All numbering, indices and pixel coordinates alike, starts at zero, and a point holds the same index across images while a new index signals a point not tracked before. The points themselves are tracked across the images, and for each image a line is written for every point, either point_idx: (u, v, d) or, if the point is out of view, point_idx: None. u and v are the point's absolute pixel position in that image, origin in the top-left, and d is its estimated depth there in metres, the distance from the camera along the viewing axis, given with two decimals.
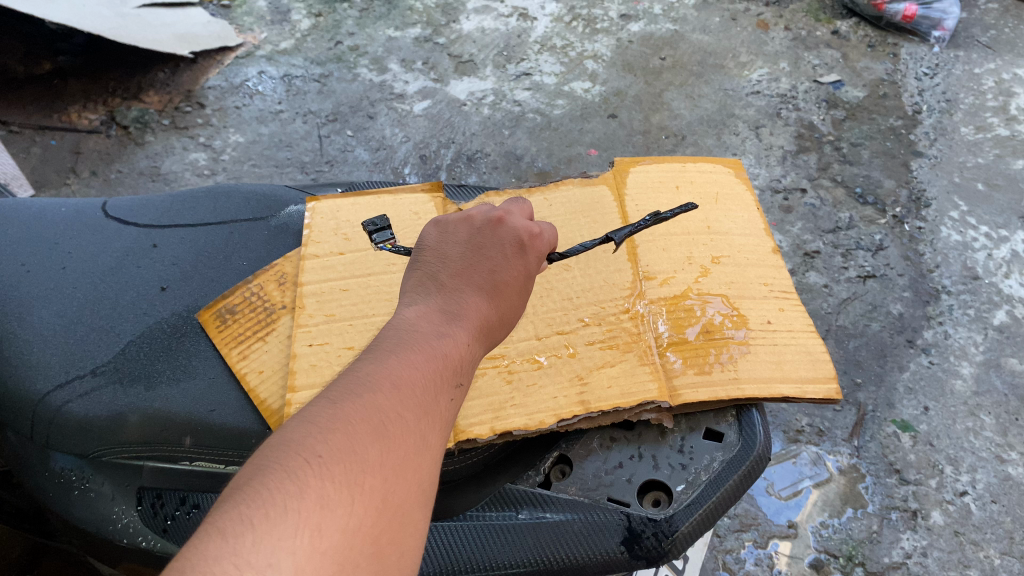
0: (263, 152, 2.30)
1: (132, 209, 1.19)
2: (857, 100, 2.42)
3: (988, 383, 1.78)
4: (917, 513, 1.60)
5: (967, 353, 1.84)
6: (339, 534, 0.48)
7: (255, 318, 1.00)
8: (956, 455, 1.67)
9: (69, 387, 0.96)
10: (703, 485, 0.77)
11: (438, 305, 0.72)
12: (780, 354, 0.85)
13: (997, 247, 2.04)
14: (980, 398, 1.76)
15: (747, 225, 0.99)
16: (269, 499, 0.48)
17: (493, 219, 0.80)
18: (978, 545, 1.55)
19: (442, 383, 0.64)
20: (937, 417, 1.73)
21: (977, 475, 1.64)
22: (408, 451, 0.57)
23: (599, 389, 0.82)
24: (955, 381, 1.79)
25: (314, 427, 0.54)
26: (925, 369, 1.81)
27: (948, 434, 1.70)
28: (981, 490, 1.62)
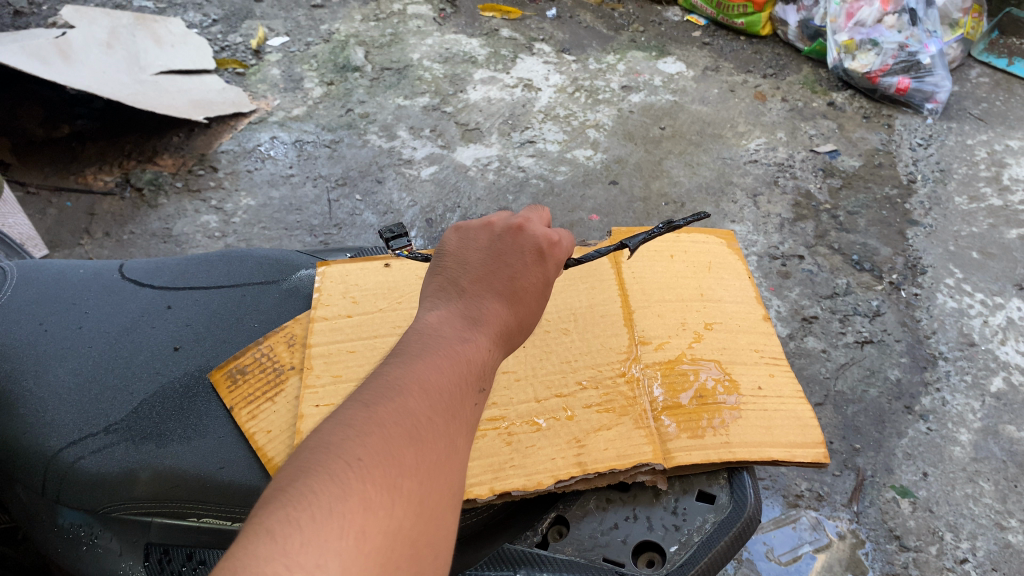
0: (273, 215, 2.36)
1: (148, 272, 1.24)
2: (853, 169, 2.49)
3: (986, 450, 1.80)
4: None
5: (964, 420, 1.86)
6: (381, 536, 0.51)
7: (265, 379, 1.03)
8: (956, 522, 1.68)
9: (82, 444, 0.99)
10: (696, 546, 0.79)
11: (460, 310, 0.78)
12: (771, 419, 0.87)
13: (993, 314, 2.07)
14: (979, 464, 1.78)
15: (739, 293, 1.03)
16: (314, 500, 0.51)
17: (513, 227, 0.87)
18: None
19: (467, 389, 0.68)
20: (936, 484, 1.75)
21: (977, 543, 1.65)
22: (439, 453, 0.61)
23: (596, 451, 0.85)
24: (954, 448, 1.81)
25: (352, 431, 0.58)
26: (923, 436, 1.84)
27: (948, 500, 1.72)
28: (982, 558, 1.63)
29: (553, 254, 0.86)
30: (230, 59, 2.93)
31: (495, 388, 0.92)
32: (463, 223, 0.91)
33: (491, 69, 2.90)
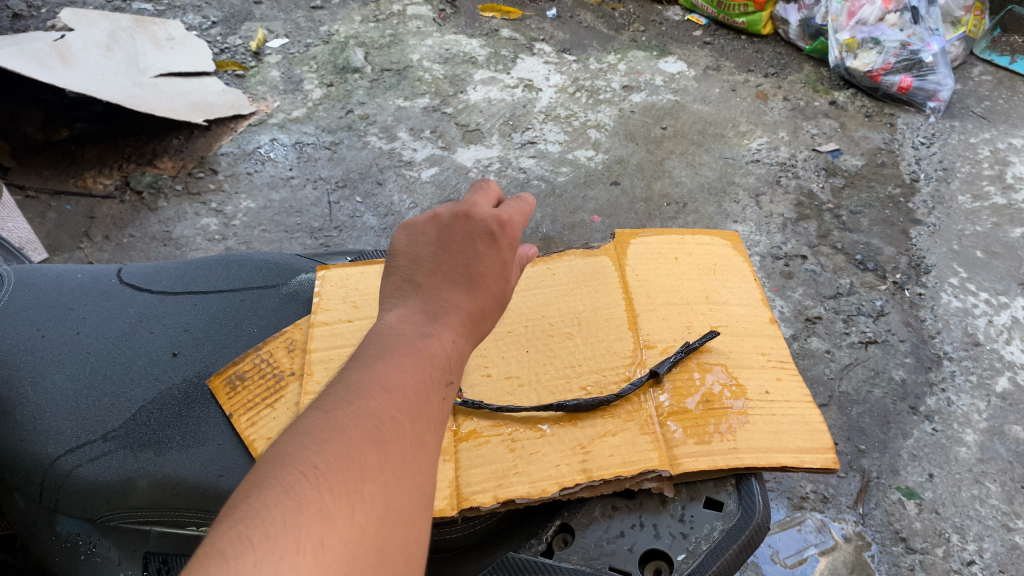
0: (273, 218, 2.35)
1: (147, 276, 1.22)
2: (856, 168, 2.48)
3: (992, 450, 1.79)
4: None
5: (970, 420, 1.85)
6: (340, 546, 0.50)
7: (263, 384, 1.00)
8: (962, 523, 1.66)
9: (80, 451, 0.98)
10: (704, 554, 0.78)
11: (419, 306, 0.75)
12: (778, 424, 0.86)
13: (997, 314, 2.06)
14: (985, 465, 1.76)
15: (745, 296, 1.01)
16: (268, 516, 0.50)
17: (459, 215, 0.83)
18: None
19: (433, 384, 0.67)
20: (942, 485, 1.73)
21: (984, 544, 1.63)
22: (404, 452, 0.60)
23: (601, 458, 0.84)
24: (960, 449, 1.80)
25: (309, 439, 0.57)
26: (929, 437, 1.82)
27: (954, 502, 1.70)
28: (989, 559, 1.61)
29: (506, 232, 0.82)
30: (229, 61, 2.91)
31: (498, 394, 0.91)
32: (410, 220, 0.87)
33: (492, 70, 2.88)
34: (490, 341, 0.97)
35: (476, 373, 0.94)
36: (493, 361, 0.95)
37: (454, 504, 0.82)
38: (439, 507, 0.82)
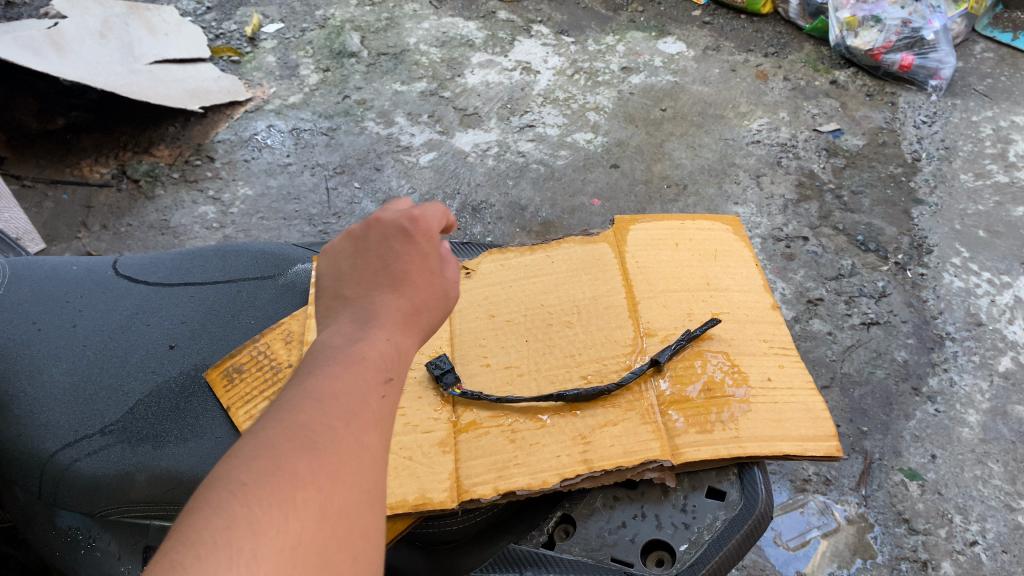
0: (271, 205, 2.33)
1: (143, 268, 1.21)
2: (857, 148, 2.46)
3: (995, 431, 1.78)
4: (928, 563, 1.59)
5: (973, 400, 1.84)
6: (270, 558, 0.49)
7: (261, 376, 0.98)
8: (965, 504, 1.66)
9: (79, 446, 0.97)
10: (706, 544, 0.78)
11: (349, 315, 0.73)
12: (781, 412, 0.85)
13: (1000, 293, 2.05)
14: (988, 445, 1.76)
15: (747, 282, 0.99)
16: (195, 540, 0.49)
17: (370, 222, 0.81)
18: None
19: (370, 382, 0.65)
20: (945, 466, 1.73)
21: (987, 525, 1.63)
22: (341, 454, 0.58)
23: (602, 448, 0.83)
24: (962, 429, 1.79)
25: (238, 460, 0.56)
26: (931, 417, 1.82)
27: (956, 483, 1.70)
28: (992, 539, 1.61)
29: (420, 225, 0.80)
30: (225, 47, 2.89)
31: (498, 384, 0.91)
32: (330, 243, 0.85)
33: (489, 52, 2.86)
34: (488, 331, 0.96)
35: (475, 363, 0.93)
36: (492, 351, 0.94)
37: (454, 496, 0.82)
38: (440, 499, 0.82)
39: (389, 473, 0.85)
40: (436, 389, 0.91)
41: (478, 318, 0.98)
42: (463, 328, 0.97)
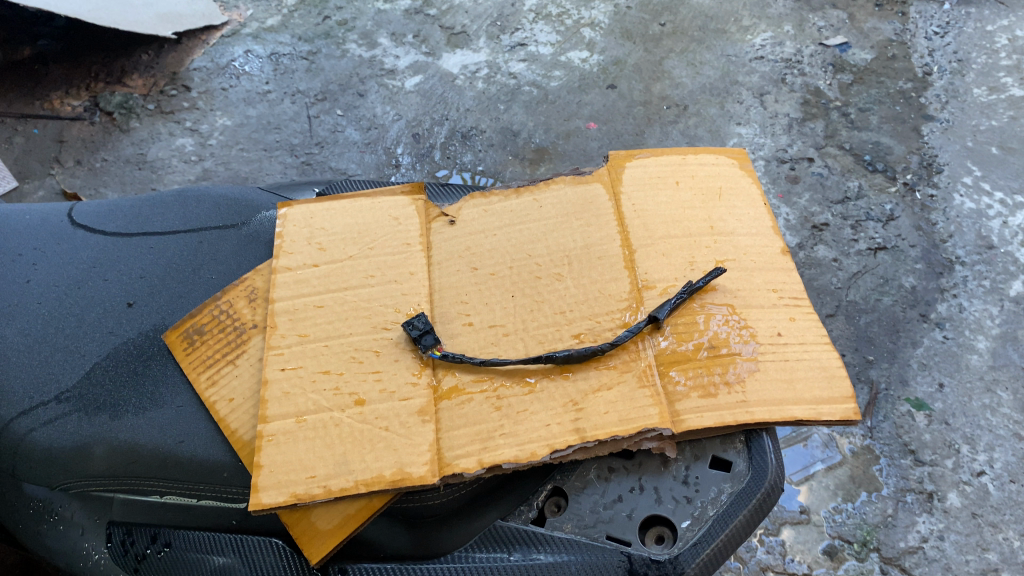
0: (251, 135, 2.21)
1: (100, 216, 1.07)
2: (865, 63, 2.32)
3: (1005, 357, 1.72)
4: (934, 495, 1.58)
5: (982, 326, 1.77)
6: None
7: (224, 339, 0.90)
8: (973, 434, 1.63)
9: (34, 414, 0.90)
10: (711, 521, 0.71)
11: None
12: (793, 370, 0.77)
13: (1013, 214, 1.95)
14: (997, 373, 1.70)
15: (754, 224, 0.90)
16: None
17: None
18: (997, 527, 1.53)
19: None
20: (953, 394, 1.68)
21: (995, 454, 1.61)
22: None
23: (595, 416, 0.75)
24: (971, 356, 1.73)
25: None
26: (939, 345, 1.75)
27: (964, 412, 1.66)
28: (999, 469, 1.59)
29: None
30: None
31: (481, 345, 0.83)
32: None
33: None
34: (471, 286, 0.88)
35: (456, 322, 0.85)
36: (475, 308, 0.86)
37: (435, 470, 0.75)
38: (420, 474, 0.75)
39: (364, 446, 0.77)
40: (413, 351, 0.83)
41: (459, 271, 0.89)
42: (443, 283, 0.89)
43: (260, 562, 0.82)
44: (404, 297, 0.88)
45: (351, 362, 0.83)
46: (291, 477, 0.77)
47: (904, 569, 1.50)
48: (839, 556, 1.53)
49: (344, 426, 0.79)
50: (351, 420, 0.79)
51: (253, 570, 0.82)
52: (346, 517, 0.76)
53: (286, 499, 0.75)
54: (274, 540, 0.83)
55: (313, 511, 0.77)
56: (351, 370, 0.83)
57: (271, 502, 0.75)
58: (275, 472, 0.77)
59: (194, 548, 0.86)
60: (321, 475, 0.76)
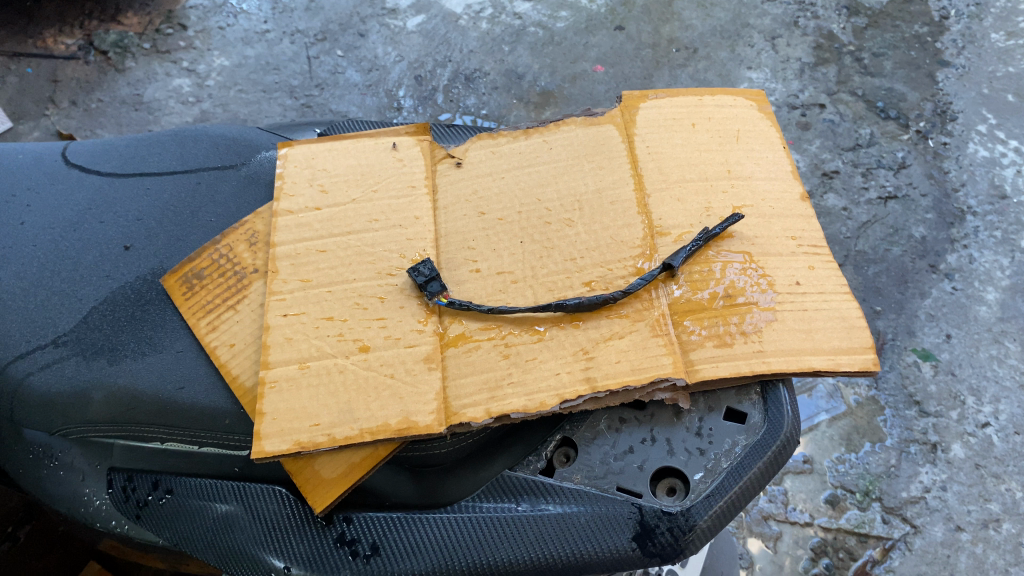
0: (249, 76, 2.15)
1: (95, 155, 1.04)
2: (881, 5, 2.23)
3: (1014, 309, 1.70)
4: (938, 446, 1.57)
5: (992, 278, 1.75)
6: None
7: (223, 284, 0.87)
8: (978, 385, 1.62)
9: (30, 358, 0.88)
10: (724, 473, 0.69)
11: None
12: (811, 320, 0.75)
13: None
14: (1006, 324, 1.68)
15: (773, 168, 0.87)
16: None
17: None
18: (999, 478, 1.53)
19: None
20: (960, 345, 1.67)
21: (1000, 406, 1.60)
22: None
23: (607, 365, 0.73)
24: (980, 307, 1.71)
25: None
26: (948, 296, 1.73)
27: (971, 363, 1.64)
28: (1004, 421, 1.58)
29: None
30: None
31: (489, 292, 0.80)
32: None
33: None
34: (478, 231, 0.85)
35: (463, 269, 0.82)
36: (483, 254, 0.83)
37: (442, 419, 0.73)
38: (426, 423, 0.73)
39: (369, 393, 0.76)
40: (419, 298, 0.80)
41: (466, 216, 0.86)
42: (449, 228, 0.86)
43: (261, 509, 0.79)
44: (408, 242, 0.85)
45: (355, 308, 0.81)
46: (294, 425, 0.75)
47: (905, 519, 1.51)
48: (841, 505, 1.53)
49: (348, 373, 0.77)
50: (356, 367, 0.77)
51: (254, 517, 0.78)
52: (351, 465, 0.74)
53: (290, 447, 0.74)
54: (278, 488, 0.79)
55: (317, 460, 0.75)
56: (355, 317, 0.80)
57: (273, 450, 0.74)
58: (278, 419, 0.75)
59: (195, 495, 0.83)
60: (325, 423, 0.75)
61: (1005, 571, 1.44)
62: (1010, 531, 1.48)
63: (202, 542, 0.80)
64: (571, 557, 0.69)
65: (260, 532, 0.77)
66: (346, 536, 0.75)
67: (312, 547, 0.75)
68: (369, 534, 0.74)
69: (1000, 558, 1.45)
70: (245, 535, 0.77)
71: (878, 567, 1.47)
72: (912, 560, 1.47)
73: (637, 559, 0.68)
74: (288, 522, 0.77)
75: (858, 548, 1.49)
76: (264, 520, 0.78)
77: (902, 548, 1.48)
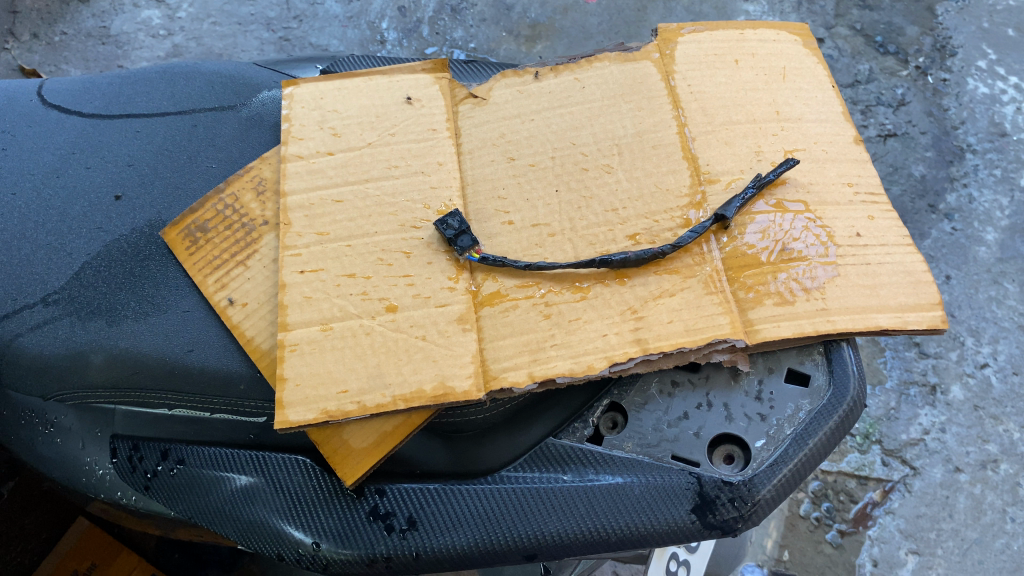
0: (223, 7, 1.92)
1: (75, 95, 0.95)
2: None
3: (1013, 250, 1.61)
4: (937, 387, 1.50)
5: (991, 218, 1.64)
6: None
7: (230, 237, 0.80)
8: (977, 326, 1.55)
9: (19, 318, 0.80)
10: (787, 441, 0.65)
11: None
12: (876, 275, 0.70)
13: None
14: (1005, 265, 1.60)
15: (823, 109, 0.81)
16: None
17: None
18: (997, 419, 1.47)
19: None
20: (959, 287, 1.58)
21: (999, 346, 1.53)
22: None
23: (658, 325, 0.68)
24: (979, 248, 1.62)
25: None
26: (947, 237, 1.63)
27: (969, 304, 1.57)
28: (1003, 361, 1.51)
29: None
30: None
31: (525, 246, 0.74)
32: None
33: None
34: (508, 178, 0.78)
35: (494, 221, 0.76)
36: (515, 204, 0.77)
37: (480, 384, 0.68)
38: (464, 389, 0.68)
39: (400, 356, 0.70)
40: (448, 253, 0.74)
41: (494, 162, 0.80)
42: (476, 175, 0.79)
43: (284, 481, 0.73)
44: (433, 191, 0.78)
45: (379, 264, 0.74)
46: (320, 392, 0.69)
47: (905, 461, 1.46)
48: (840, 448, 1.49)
49: (376, 335, 0.71)
50: (383, 328, 0.71)
51: (277, 490, 0.73)
52: (383, 434, 0.69)
53: (316, 417, 0.68)
54: (302, 458, 0.74)
55: (346, 428, 0.70)
56: (379, 274, 0.74)
57: (299, 420, 0.68)
58: (302, 386, 0.70)
59: (209, 465, 0.77)
60: (354, 390, 0.69)
61: (1003, 510, 1.39)
62: (1008, 472, 1.42)
63: (219, 516, 0.74)
64: (626, 530, 0.65)
65: (284, 506, 0.72)
66: (379, 509, 0.70)
67: (342, 521, 0.70)
68: (405, 507, 0.70)
69: (998, 498, 1.41)
70: (268, 509, 0.72)
71: (877, 509, 1.44)
72: (912, 501, 1.43)
73: (696, 531, 0.65)
74: (314, 495, 0.72)
75: (858, 491, 1.46)
76: (288, 493, 0.73)
77: (901, 490, 1.44)
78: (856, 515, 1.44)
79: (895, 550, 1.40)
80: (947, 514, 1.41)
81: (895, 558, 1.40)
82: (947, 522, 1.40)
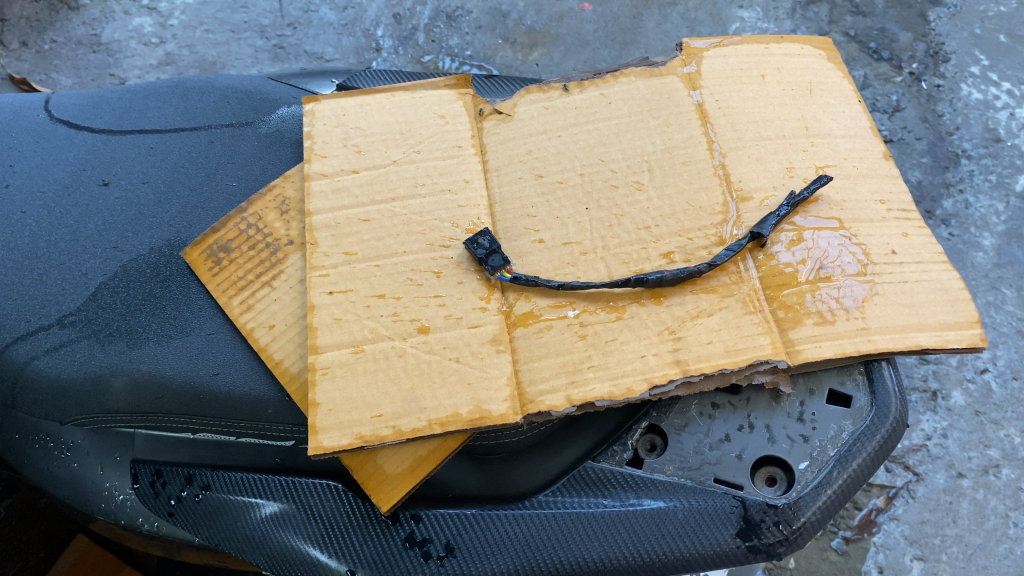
0: (215, 15, 1.85)
1: (84, 109, 0.92)
2: None
3: (1010, 255, 1.52)
4: (938, 394, 1.42)
5: (987, 223, 1.55)
6: None
7: (255, 259, 0.80)
8: None
9: (34, 340, 0.77)
10: (831, 462, 0.66)
11: None
12: (913, 293, 0.70)
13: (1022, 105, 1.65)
14: (1002, 270, 1.51)
15: (851, 124, 0.81)
16: None
17: None
18: (998, 424, 1.39)
19: None
20: None
21: (998, 351, 1.44)
22: None
23: (697, 346, 0.68)
24: (975, 254, 1.53)
25: None
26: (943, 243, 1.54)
27: None
28: (1002, 366, 1.43)
29: None
30: None
31: (557, 264, 0.73)
32: None
33: None
34: (537, 196, 0.77)
35: (524, 239, 0.75)
36: (545, 222, 0.76)
37: (517, 408, 0.67)
38: (500, 412, 0.67)
39: (434, 379, 0.69)
40: (479, 272, 0.73)
41: (522, 179, 0.79)
42: (504, 193, 0.78)
43: (316, 507, 0.72)
44: (460, 210, 0.77)
45: (408, 284, 0.73)
46: (353, 416, 0.68)
47: (908, 466, 1.38)
48: None
49: (408, 357, 0.70)
50: (416, 350, 0.70)
51: (309, 516, 0.72)
52: (419, 459, 0.68)
53: (351, 442, 0.67)
54: (334, 484, 0.73)
55: (380, 453, 0.69)
56: (409, 295, 0.73)
57: (334, 446, 0.67)
58: (335, 411, 0.68)
59: (237, 490, 0.75)
60: (388, 414, 0.68)
61: (1006, 516, 1.32)
62: (1010, 477, 1.35)
63: (249, 544, 0.73)
64: (668, 554, 0.65)
65: (317, 533, 0.71)
66: (416, 536, 0.69)
67: (378, 548, 0.70)
68: (443, 533, 0.69)
69: (1000, 503, 1.33)
70: (300, 536, 0.71)
71: (882, 516, 1.35)
72: (916, 507, 1.35)
73: (739, 554, 0.65)
74: (347, 521, 0.71)
75: (862, 497, 1.37)
76: (321, 520, 0.72)
77: (905, 496, 1.36)
78: (861, 522, 1.35)
79: (900, 557, 1.32)
80: (951, 520, 1.33)
81: (900, 565, 1.31)
82: (950, 527, 1.32)
